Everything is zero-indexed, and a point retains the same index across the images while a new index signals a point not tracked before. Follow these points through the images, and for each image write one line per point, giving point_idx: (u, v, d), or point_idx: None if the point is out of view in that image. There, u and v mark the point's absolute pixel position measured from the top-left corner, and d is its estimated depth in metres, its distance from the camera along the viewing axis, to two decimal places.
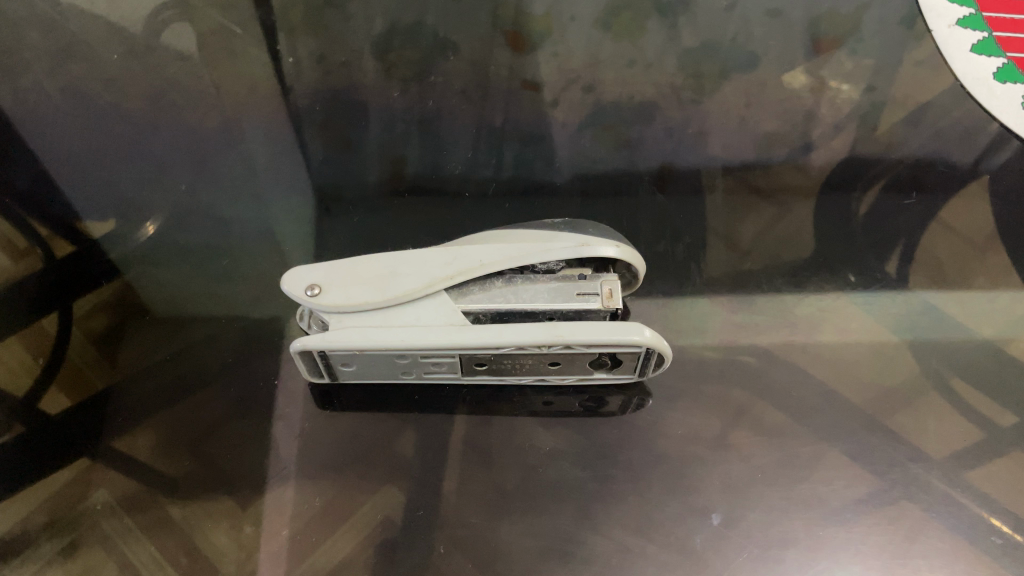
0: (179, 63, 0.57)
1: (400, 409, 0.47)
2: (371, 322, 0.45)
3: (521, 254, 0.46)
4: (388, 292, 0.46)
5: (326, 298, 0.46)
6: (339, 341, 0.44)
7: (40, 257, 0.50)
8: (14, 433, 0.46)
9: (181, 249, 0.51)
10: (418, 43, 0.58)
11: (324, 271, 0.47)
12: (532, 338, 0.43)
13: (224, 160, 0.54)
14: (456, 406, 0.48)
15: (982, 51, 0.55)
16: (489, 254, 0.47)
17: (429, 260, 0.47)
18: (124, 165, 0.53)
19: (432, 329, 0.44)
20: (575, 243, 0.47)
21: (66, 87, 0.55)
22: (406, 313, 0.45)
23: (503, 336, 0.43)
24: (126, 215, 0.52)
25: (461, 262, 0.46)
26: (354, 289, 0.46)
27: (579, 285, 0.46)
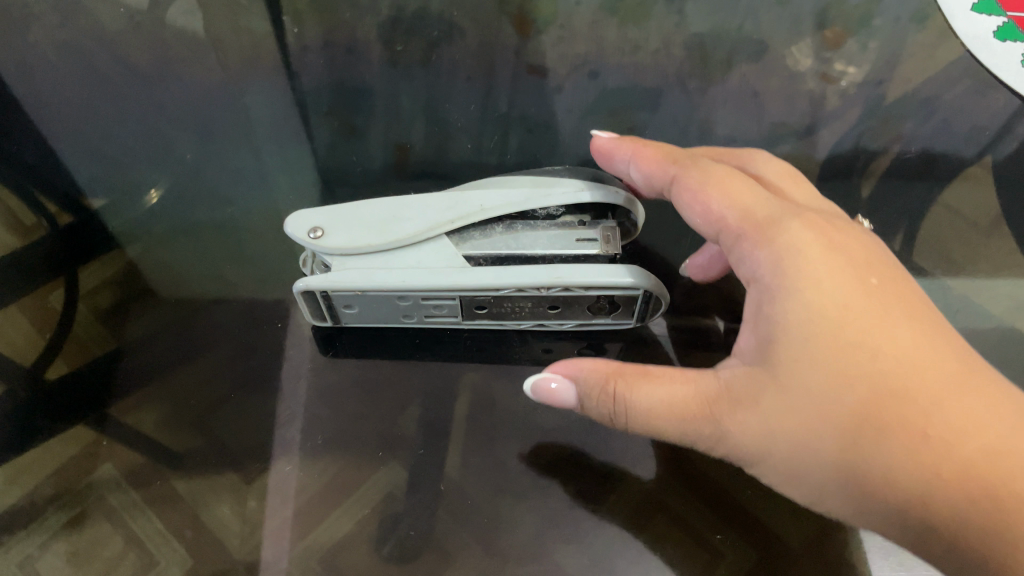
0: (185, 39, 0.58)
1: (402, 353, 0.48)
2: (370, 265, 0.42)
3: (520, 200, 0.43)
4: (388, 234, 0.42)
5: (326, 241, 0.42)
6: (340, 281, 0.41)
7: (46, 231, 0.52)
8: (22, 405, 0.46)
9: (185, 225, 0.53)
10: (425, 25, 0.60)
11: (321, 215, 0.43)
12: (531, 279, 0.40)
13: (230, 138, 0.56)
14: (457, 351, 0.48)
15: (984, 10, 0.57)
16: (490, 198, 0.43)
17: (430, 203, 0.43)
18: (133, 143, 0.55)
19: (434, 271, 0.41)
20: (576, 188, 0.43)
21: (77, 66, 0.57)
22: (405, 257, 0.42)
23: (503, 277, 0.40)
24: (132, 192, 0.53)
25: (462, 206, 0.43)
26: (354, 232, 0.42)
27: (578, 232, 0.43)
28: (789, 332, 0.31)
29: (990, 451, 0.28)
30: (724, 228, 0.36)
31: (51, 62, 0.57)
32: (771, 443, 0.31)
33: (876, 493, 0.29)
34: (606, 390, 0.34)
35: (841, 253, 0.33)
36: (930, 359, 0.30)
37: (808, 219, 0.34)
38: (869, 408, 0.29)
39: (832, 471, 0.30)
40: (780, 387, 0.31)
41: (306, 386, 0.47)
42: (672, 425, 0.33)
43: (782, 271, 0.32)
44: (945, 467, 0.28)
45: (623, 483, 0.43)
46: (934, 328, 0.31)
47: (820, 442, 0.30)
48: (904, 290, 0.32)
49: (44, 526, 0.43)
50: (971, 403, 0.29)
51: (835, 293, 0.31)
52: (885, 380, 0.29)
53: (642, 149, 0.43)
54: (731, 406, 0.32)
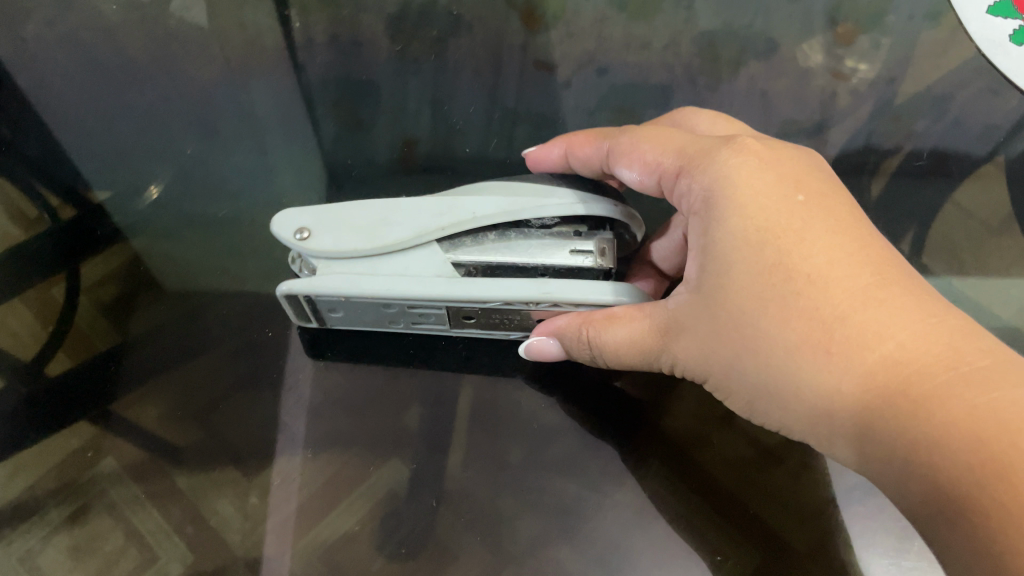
0: (190, 34, 0.58)
1: (396, 361, 0.47)
2: (358, 271, 0.41)
3: (515, 209, 0.41)
4: (374, 240, 0.41)
5: (314, 243, 0.42)
6: (326, 287, 0.41)
7: (49, 225, 0.52)
8: (23, 399, 0.46)
9: (188, 219, 0.52)
10: (432, 22, 0.59)
11: (310, 216, 0.43)
12: (518, 294, 0.39)
13: (234, 132, 0.55)
14: (451, 360, 0.47)
15: (999, 13, 0.55)
16: (484, 205, 0.42)
17: (421, 208, 0.42)
18: (137, 137, 0.55)
19: (422, 279, 0.40)
20: (573, 199, 0.42)
21: (82, 59, 0.57)
22: (394, 264, 0.41)
23: (491, 290, 0.39)
24: (136, 185, 0.53)
25: (454, 213, 0.41)
26: (341, 235, 0.42)
27: (572, 243, 0.42)
28: (716, 256, 0.33)
29: (896, 355, 0.29)
30: (665, 172, 0.39)
31: (56, 52, 0.57)
32: (709, 361, 0.34)
33: (799, 403, 0.31)
34: (581, 336, 0.38)
35: (774, 175, 0.34)
36: (847, 270, 0.31)
37: (738, 147, 0.36)
38: (784, 322, 0.31)
39: (764, 385, 0.32)
40: (711, 309, 0.33)
41: (309, 381, 0.47)
42: (636, 356, 0.37)
43: (711, 202, 0.35)
44: (854, 373, 0.29)
45: (625, 485, 0.43)
46: (858, 241, 0.32)
47: (747, 357, 0.32)
48: (833, 207, 0.33)
49: (45, 520, 0.43)
50: (882, 311, 0.30)
51: (757, 214, 0.33)
52: (797, 293, 0.31)
53: (574, 138, 0.45)
54: (675, 333, 0.35)
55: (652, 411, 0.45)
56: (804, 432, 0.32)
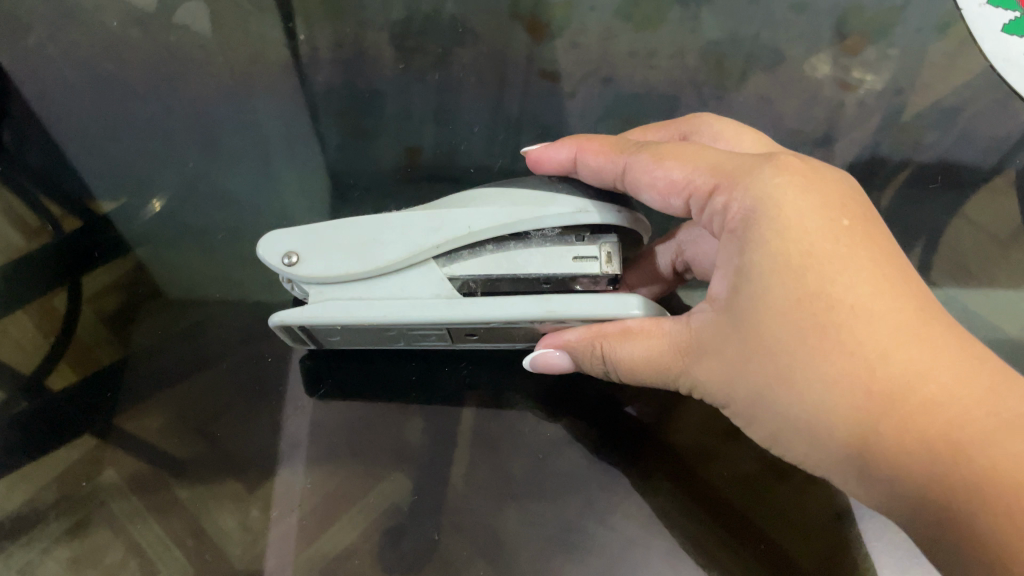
0: (193, 43, 0.57)
1: (396, 392, 0.46)
2: (353, 295, 0.40)
3: (512, 220, 0.39)
4: (367, 263, 0.40)
5: (304, 269, 0.40)
6: (319, 316, 0.39)
7: (51, 235, 0.52)
8: (26, 411, 0.46)
9: (191, 229, 0.52)
10: (437, 31, 0.59)
11: (297, 239, 0.41)
12: (523, 314, 0.38)
13: (238, 141, 0.55)
14: (454, 390, 0.46)
15: (1012, 31, 0.56)
16: (479, 218, 0.39)
17: (413, 225, 0.40)
18: (141, 146, 0.54)
19: (420, 302, 0.39)
20: (573, 208, 0.40)
21: (85, 69, 0.57)
22: (390, 284, 0.40)
23: (492, 310, 0.38)
24: (139, 195, 0.53)
25: (448, 227, 0.40)
26: (332, 258, 0.40)
27: (575, 248, 0.40)
28: (751, 281, 0.31)
29: (941, 402, 0.28)
30: (696, 191, 0.36)
31: (62, 60, 0.57)
32: (732, 388, 0.33)
33: (829, 441, 0.30)
34: (594, 350, 0.37)
35: (818, 194, 0.32)
36: (891, 304, 0.30)
37: (780, 164, 0.33)
38: (824, 357, 0.30)
39: (792, 420, 0.31)
40: (742, 335, 0.32)
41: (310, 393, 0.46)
42: (653, 372, 0.36)
43: (752, 220, 0.32)
44: (896, 417, 0.28)
45: (628, 502, 0.42)
46: (903, 275, 0.31)
47: (778, 389, 0.31)
48: (877, 235, 0.32)
49: (45, 531, 0.43)
50: (928, 354, 0.29)
51: (801, 236, 0.31)
52: (839, 328, 0.30)
53: (587, 143, 0.41)
54: (698, 354, 0.34)
55: (658, 424, 0.44)
56: (825, 468, 0.31)
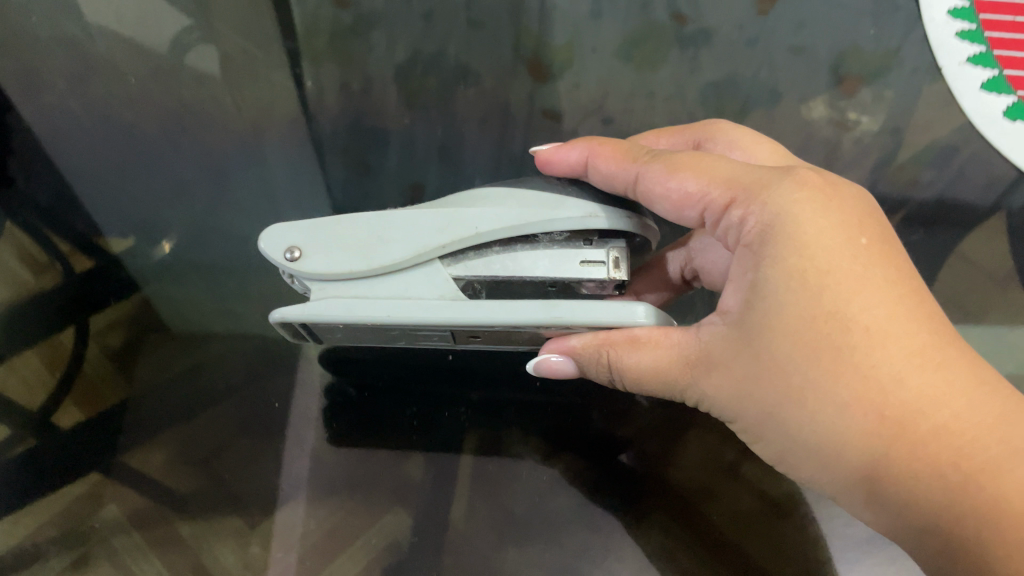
0: (197, 84, 0.57)
1: (400, 438, 0.46)
2: (354, 294, 0.38)
3: (521, 223, 0.38)
4: (370, 261, 0.38)
5: (306, 265, 0.39)
6: (315, 314, 0.37)
7: (59, 272, 0.52)
8: (30, 449, 0.46)
9: (198, 266, 0.53)
10: (440, 71, 0.58)
11: (300, 232, 0.40)
12: (525, 316, 0.35)
13: (244, 180, 0.56)
14: (455, 433, 0.46)
15: (993, 88, 0.56)
16: (485, 219, 0.38)
17: (419, 223, 0.38)
18: (152, 185, 0.55)
19: (420, 304, 0.37)
20: (584, 212, 0.38)
21: (90, 106, 0.56)
22: (392, 284, 0.38)
23: (494, 313, 0.35)
24: (147, 235, 0.53)
25: (456, 227, 0.38)
26: (334, 254, 0.39)
27: (583, 252, 0.39)
28: (766, 297, 0.32)
29: (951, 424, 0.30)
30: (710, 205, 0.35)
31: (67, 93, 0.56)
32: (741, 401, 0.33)
33: (836, 458, 0.31)
34: (600, 358, 0.36)
35: (834, 212, 0.33)
36: (903, 326, 0.31)
37: (798, 179, 0.33)
38: (837, 377, 0.30)
39: (799, 436, 0.32)
40: (754, 351, 0.32)
41: (313, 431, 0.46)
42: (659, 382, 0.35)
43: (769, 237, 0.32)
44: (906, 440, 0.30)
45: (625, 542, 0.43)
46: (916, 297, 0.31)
47: (789, 406, 0.31)
48: (891, 255, 0.32)
49: (47, 567, 0.43)
50: (940, 377, 0.30)
51: (818, 256, 0.31)
52: (853, 349, 0.30)
53: (599, 148, 0.40)
54: (707, 368, 0.33)
55: (658, 459, 0.44)
56: (827, 484, 0.33)
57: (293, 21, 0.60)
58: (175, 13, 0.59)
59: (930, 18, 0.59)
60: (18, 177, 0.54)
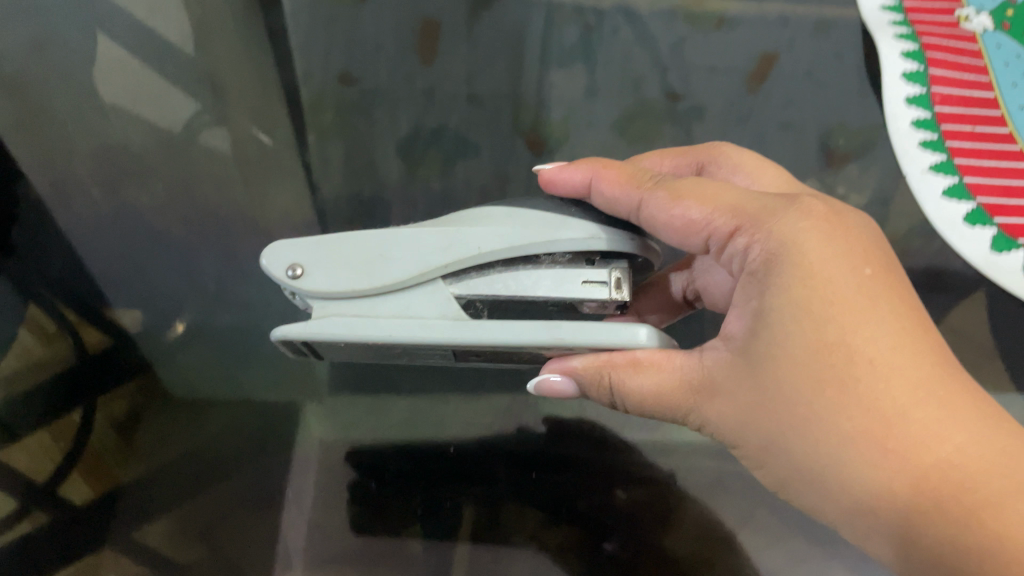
0: (210, 162, 0.59)
1: (404, 519, 0.47)
2: (355, 312, 0.39)
3: (524, 244, 0.38)
4: (372, 280, 0.38)
5: (308, 282, 0.39)
6: (321, 333, 0.38)
7: (68, 342, 0.52)
8: (42, 526, 0.46)
9: (205, 337, 0.54)
10: (442, 147, 0.60)
11: (301, 249, 0.40)
12: (530, 338, 0.36)
13: (251, 252, 0.56)
14: (454, 514, 0.47)
15: (953, 195, 0.54)
16: (489, 239, 0.38)
17: (421, 242, 0.39)
18: (163, 262, 0.55)
19: (425, 324, 0.38)
20: (586, 234, 0.38)
21: (103, 181, 0.57)
22: (394, 304, 0.39)
23: (499, 335, 0.37)
24: (155, 311, 0.54)
25: (458, 247, 0.38)
26: (335, 272, 0.39)
27: (585, 273, 0.40)
28: (768, 325, 0.32)
29: (955, 461, 0.29)
30: (715, 233, 0.37)
31: (77, 164, 0.57)
32: (743, 428, 0.34)
33: (840, 491, 0.31)
34: (602, 380, 0.37)
35: (841, 242, 0.33)
36: (909, 357, 0.31)
37: (804, 209, 0.34)
38: (840, 408, 0.31)
39: (801, 466, 0.32)
40: (757, 377, 0.33)
41: (311, 496, 0.48)
42: (660, 406, 0.36)
43: (774, 265, 0.33)
44: (910, 475, 0.29)
45: None
46: (921, 329, 0.32)
47: (792, 434, 0.32)
48: (899, 286, 0.33)
49: None
50: (946, 411, 0.30)
51: (824, 284, 0.32)
52: (857, 380, 0.31)
53: (603, 169, 0.40)
54: (709, 393, 0.34)
55: (650, 529, 0.47)
56: (831, 516, 0.32)
57: (299, 93, 0.61)
58: (180, 91, 0.60)
59: (895, 128, 0.57)
60: (22, 244, 0.54)
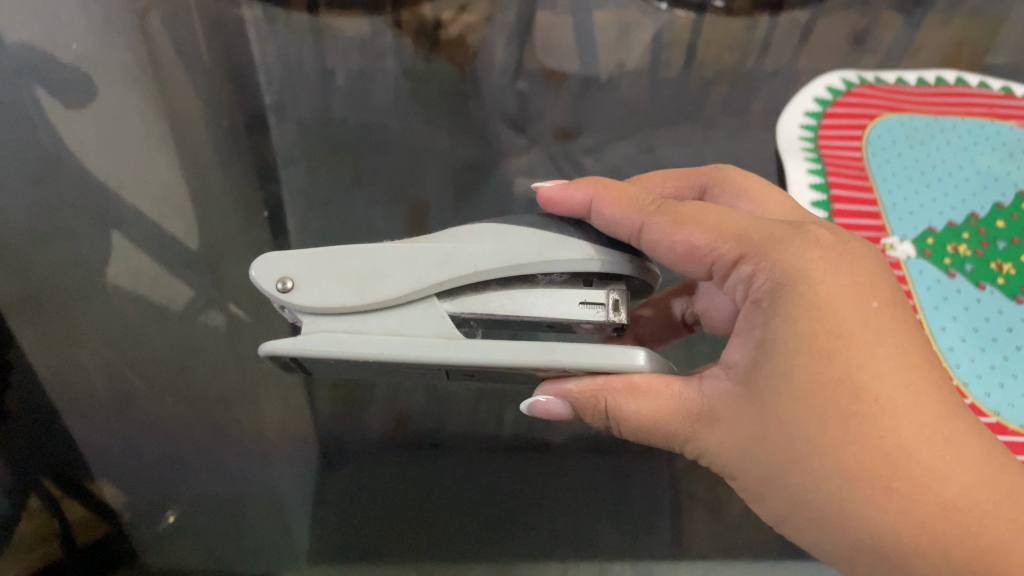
0: (208, 336, 0.59)
1: None
2: (348, 327, 0.41)
3: (520, 262, 0.40)
4: (366, 294, 0.40)
5: (301, 297, 0.41)
6: (314, 349, 0.40)
7: (51, 517, 0.50)
8: None
9: (188, 516, 0.52)
10: None
11: (296, 265, 0.42)
12: (533, 359, 0.38)
13: (238, 422, 0.56)
14: None
15: None
16: (484, 257, 0.40)
17: (417, 258, 0.40)
18: (151, 442, 0.54)
19: (419, 341, 0.39)
20: (583, 254, 0.40)
21: (98, 358, 0.56)
22: (387, 320, 0.41)
23: (494, 355, 0.38)
24: (142, 494, 0.52)
25: (454, 264, 0.40)
26: (328, 288, 0.41)
27: (582, 293, 0.41)
28: (775, 356, 0.33)
29: (959, 504, 0.30)
30: (720, 259, 0.37)
31: (72, 339, 0.56)
32: (743, 462, 0.33)
33: (843, 532, 0.31)
34: (597, 405, 0.38)
35: (848, 275, 0.34)
36: (916, 398, 0.31)
37: (812, 238, 0.35)
38: (846, 445, 0.30)
39: (802, 503, 0.32)
40: (758, 407, 0.33)
41: None
42: (655, 433, 0.37)
43: (781, 294, 0.34)
44: (913, 515, 0.30)
45: None
46: (926, 364, 0.32)
47: (792, 472, 0.32)
48: (903, 320, 0.33)
49: None
50: (951, 452, 0.30)
51: (830, 317, 0.32)
52: (863, 417, 0.30)
53: (604, 192, 0.41)
54: (709, 422, 0.35)
55: None
56: (827, 554, 0.32)
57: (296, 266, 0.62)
58: (174, 279, 0.60)
59: None
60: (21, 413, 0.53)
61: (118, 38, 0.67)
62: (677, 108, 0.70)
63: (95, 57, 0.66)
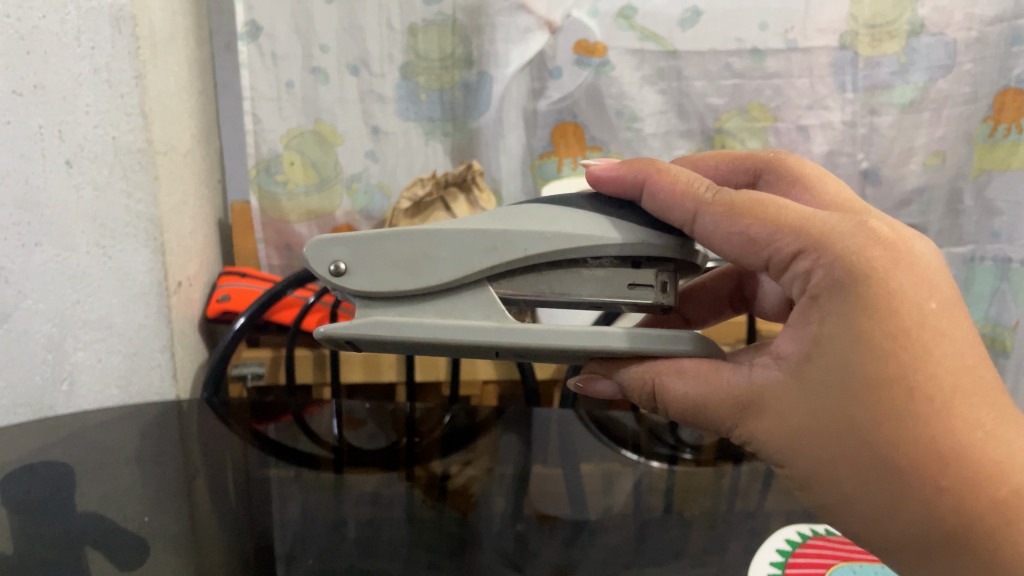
0: None
1: None
2: (402, 314, 0.46)
3: (568, 245, 0.44)
4: (419, 280, 0.45)
5: (354, 282, 0.46)
6: (368, 334, 0.45)
7: None
8: None
9: None
10: None
11: (347, 250, 0.46)
12: (581, 344, 0.43)
13: None
14: None
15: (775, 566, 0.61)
16: (532, 240, 0.44)
17: (467, 244, 0.45)
18: None
19: (473, 329, 0.44)
20: (633, 238, 0.44)
21: None
22: (439, 306, 0.46)
23: (545, 338, 0.43)
24: None
25: (505, 249, 0.44)
26: (377, 274, 0.46)
27: (631, 277, 0.46)
28: (833, 356, 0.38)
29: (1011, 499, 0.37)
30: (777, 254, 0.40)
31: None
32: (795, 455, 0.40)
33: (892, 518, 0.38)
34: (645, 385, 0.44)
35: (910, 274, 0.38)
36: (967, 403, 0.37)
37: (868, 234, 0.39)
38: (904, 440, 0.37)
39: (848, 492, 0.39)
40: (811, 400, 0.39)
41: None
42: (700, 412, 0.43)
43: (838, 291, 0.38)
44: (962, 510, 0.37)
45: None
46: (975, 368, 0.38)
47: (845, 465, 0.38)
48: (953, 315, 0.38)
49: None
50: (1003, 450, 0.37)
51: (891, 316, 0.37)
52: (919, 418, 0.37)
53: (661, 178, 0.45)
54: (758, 415, 0.41)
55: None
56: (860, 532, 0.40)
57: None
58: None
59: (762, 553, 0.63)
60: None
61: (168, 504, 0.69)
62: (670, 549, 0.69)
63: (146, 514, 0.67)
